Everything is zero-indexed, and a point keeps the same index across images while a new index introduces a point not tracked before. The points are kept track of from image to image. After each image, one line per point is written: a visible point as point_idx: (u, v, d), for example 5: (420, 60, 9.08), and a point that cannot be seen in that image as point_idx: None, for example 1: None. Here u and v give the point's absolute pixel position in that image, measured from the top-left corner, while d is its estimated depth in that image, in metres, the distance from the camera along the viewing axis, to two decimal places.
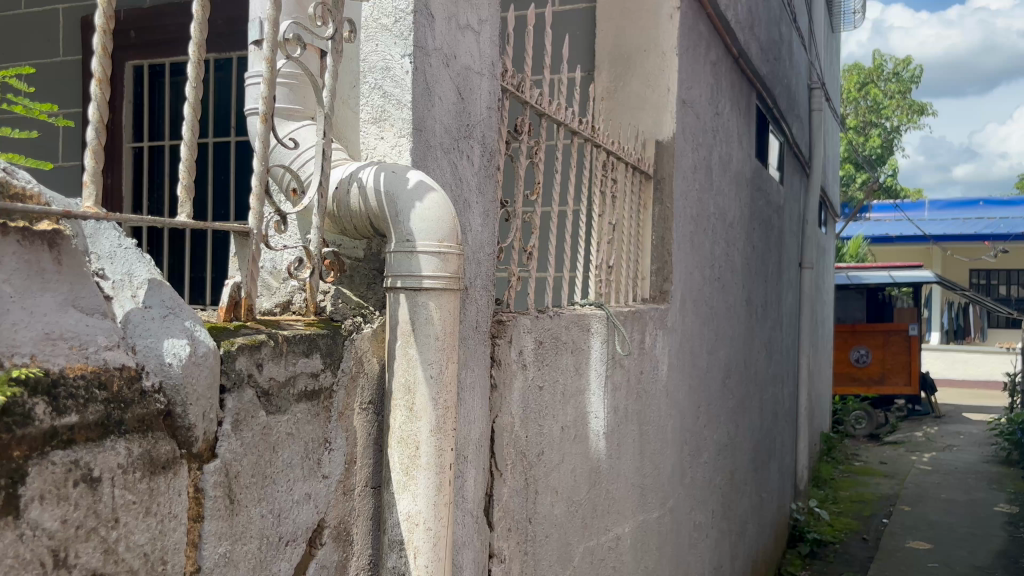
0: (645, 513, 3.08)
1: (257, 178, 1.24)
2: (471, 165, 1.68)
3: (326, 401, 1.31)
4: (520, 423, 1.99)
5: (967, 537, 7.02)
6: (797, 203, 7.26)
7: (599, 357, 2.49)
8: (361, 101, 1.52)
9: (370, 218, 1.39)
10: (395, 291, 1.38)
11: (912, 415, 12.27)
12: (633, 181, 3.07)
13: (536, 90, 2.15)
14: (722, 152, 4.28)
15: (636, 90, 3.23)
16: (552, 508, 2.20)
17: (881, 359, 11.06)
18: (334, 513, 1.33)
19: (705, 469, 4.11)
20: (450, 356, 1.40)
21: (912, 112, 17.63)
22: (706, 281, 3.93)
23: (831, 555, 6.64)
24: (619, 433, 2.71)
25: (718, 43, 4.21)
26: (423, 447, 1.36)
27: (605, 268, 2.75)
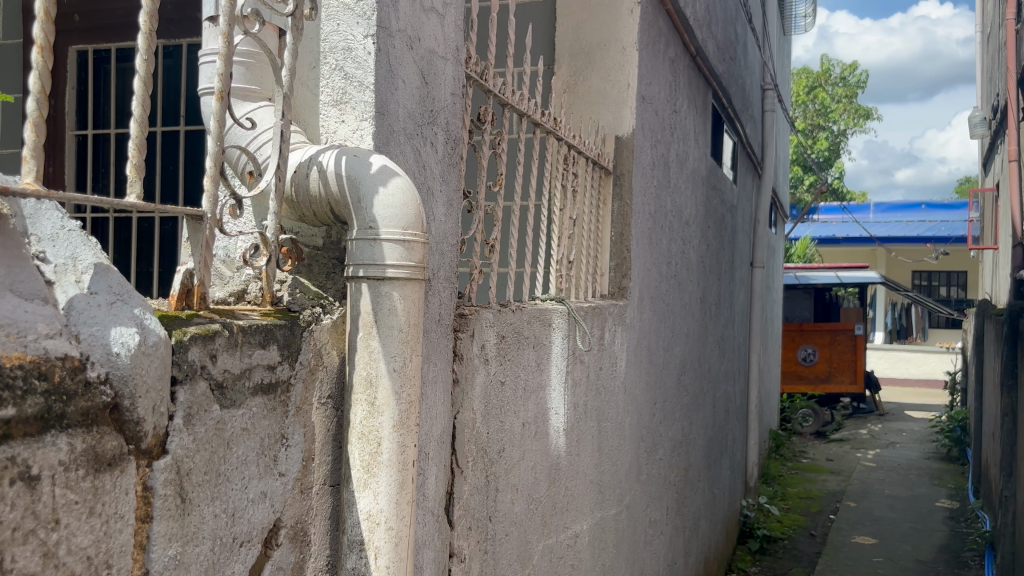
0: (603, 510, 3.06)
1: (213, 159, 1.17)
2: (434, 153, 1.63)
3: (283, 394, 1.24)
4: (481, 419, 1.95)
5: (910, 532, 7.16)
6: (749, 203, 7.32)
7: (560, 352, 2.46)
8: (321, 83, 1.46)
9: (330, 204, 1.33)
10: (357, 281, 1.32)
11: (857, 413, 12.50)
12: (593, 176, 3.04)
13: (499, 80, 2.11)
14: (679, 149, 4.27)
15: (596, 85, 3.20)
16: (512, 506, 2.16)
17: (827, 358, 11.25)
18: (291, 512, 1.27)
19: (661, 466, 4.11)
20: (413, 349, 1.35)
21: (858, 117, 17.99)
22: (662, 278, 3.93)
23: (779, 551, 6.73)
24: (578, 429, 2.68)
25: (677, 41, 4.21)
26: (385, 443, 1.30)
27: (566, 263, 2.72)
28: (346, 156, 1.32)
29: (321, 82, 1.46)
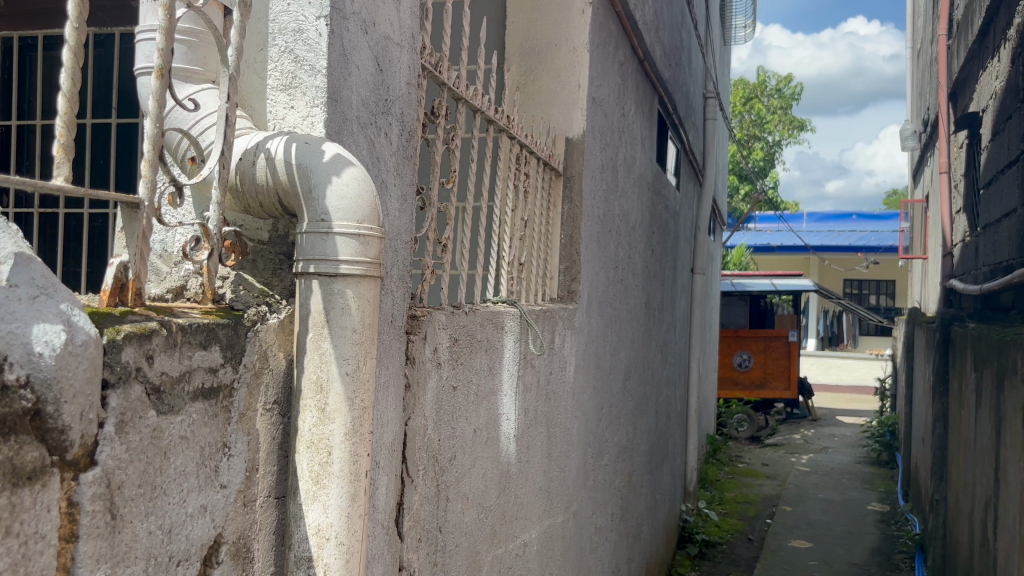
0: (551, 519, 2.99)
1: (150, 142, 1.07)
2: (389, 144, 1.55)
3: (225, 400, 1.14)
4: (433, 426, 1.87)
5: (844, 536, 7.27)
6: (690, 210, 7.37)
7: (511, 356, 2.39)
8: (270, 66, 1.37)
9: (278, 194, 1.24)
10: (307, 277, 1.23)
11: (791, 418, 12.73)
12: (544, 178, 2.98)
13: (452, 73, 2.03)
14: (627, 154, 4.25)
15: (546, 85, 3.15)
16: (462, 516, 2.08)
17: (762, 364, 11.43)
18: (233, 527, 1.17)
19: (606, 472, 4.07)
20: (368, 351, 1.26)
21: (792, 128, 18.39)
22: (610, 283, 3.90)
23: (718, 555, 6.77)
24: (528, 435, 2.62)
25: (625, 44, 4.18)
26: (336, 452, 1.21)
27: (516, 265, 2.66)
28: (296, 143, 1.22)
29: (270, 65, 1.37)
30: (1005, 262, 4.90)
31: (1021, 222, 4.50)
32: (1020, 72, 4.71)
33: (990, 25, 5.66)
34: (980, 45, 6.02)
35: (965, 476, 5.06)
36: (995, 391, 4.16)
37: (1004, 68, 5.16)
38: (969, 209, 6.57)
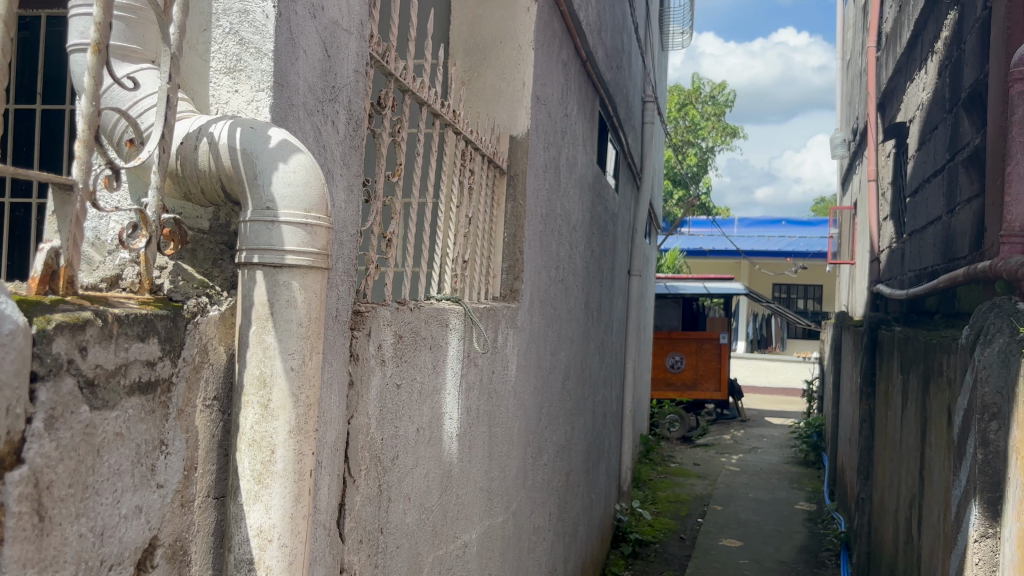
0: (491, 518, 2.96)
1: (85, 121, 1.01)
2: (336, 133, 1.50)
3: (163, 395, 1.09)
4: (376, 424, 1.83)
5: (773, 534, 7.41)
6: (627, 212, 7.41)
7: (454, 354, 2.37)
8: (212, 48, 1.32)
9: (222, 181, 1.18)
10: (251, 267, 1.18)
11: (721, 419, 12.95)
12: (487, 175, 2.95)
13: (400, 65, 2.00)
14: (569, 154, 4.26)
15: (491, 82, 3.12)
16: (404, 516, 2.04)
17: (693, 365, 11.61)
18: (169, 529, 1.12)
19: (545, 471, 4.06)
20: (314, 346, 1.21)
21: (725, 134, 18.73)
22: (551, 282, 3.89)
23: (651, 555, 6.83)
24: (469, 434, 2.60)
25: (569, 45, 4.18)
26: (278, 452, 1.16)
27: (460, 262, 2.62)
28: (241, 127, 1.17)
29: (213, 46, 1.31)
30: (931, 268, 5.05)
31: (946, 228, 4.65)
32: (946, 83, 4.86)
33: (919, 37, 5.83)
34: (908, 57, 6.20)
35: (890, 475, 5.20)
36: (921, 391, 4.28)
37: (932, 80, 5.32)
38: (896, 216, 6.76)
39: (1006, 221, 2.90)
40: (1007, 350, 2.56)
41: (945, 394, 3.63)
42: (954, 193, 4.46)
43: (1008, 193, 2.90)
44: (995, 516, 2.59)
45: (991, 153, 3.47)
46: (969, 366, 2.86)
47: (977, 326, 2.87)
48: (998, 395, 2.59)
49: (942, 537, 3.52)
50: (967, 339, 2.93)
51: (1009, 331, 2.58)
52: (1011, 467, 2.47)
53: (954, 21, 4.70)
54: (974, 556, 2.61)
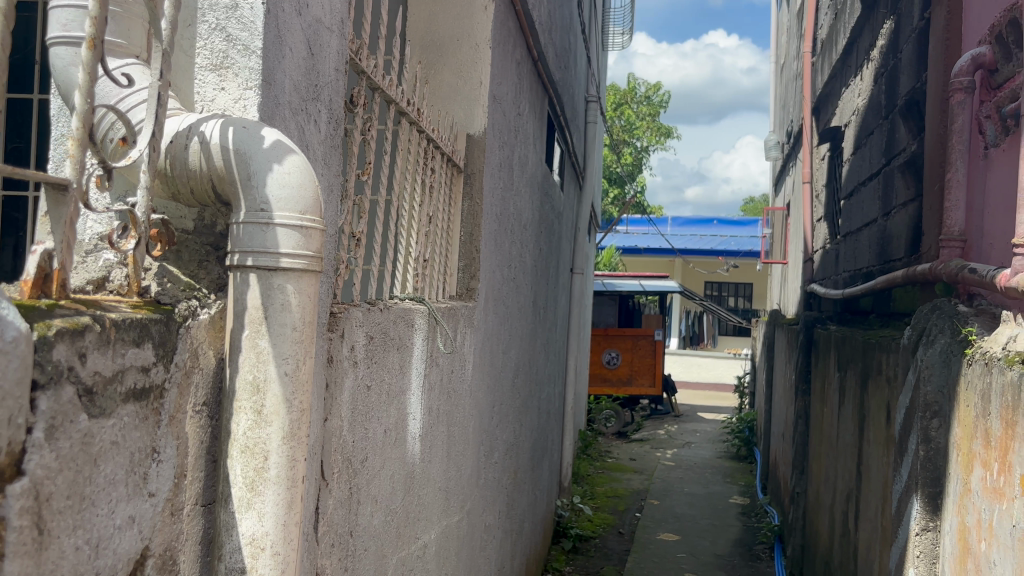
0: (448, 518, 2.96)
1: (80, 119, 0.97)
2: (317, 132, 1.47)
3: (156, 401, 1.05)
4: (348, 426, 1.81)
5: (709, 528, 7.56)
6: (571, 210, 7.44)
7: (419, 354, 2.37)
8: (198, 45, 1.28)
9: (212, 182, 1.16)
10: (244, 270, 1.16)
11: (655, 414, 13.13)
12: (445, 173, 2.93)
13: (371, 63, 1.97)
14: (520, 153, 4.25)
15: (449, 80, 3.10)
16: (371, 518, 2.02)
17: (629, 361, 11.75)
18: (160, 539, 1.09)
19: (495, 470, 4.06)
20: (307, 350, 1.20)
21: (659, 134, 18.96)
22: (504, 281, 3.89)
23: (591, 550, 6.90)
24: (430, 435, 2.59)
25: (522, 43, 4.18)
26: (272, 458, 1.14)
27: (421, 261, 2.61)
28: (233, 127, 1.14)
29: (199, 42, 1.28)
30: (866, 268, 5.21)
31: (881, 230, 4.80)
32: (883, 89, 5.00)
33: (854, 44, 6.00)
34: (844, 63, 6.38)
35: (826, 469, 5.36)
36: (859, 389, 4.40)
37: (867, 86, 5.48)
38: (829, 217, 6.94)
39: (945, 225, 3.00)
40: (948, 351, 2.65)
41: (884, 391, 3.75)
42: (890, 196, 4.60)
43: (947, 198, 3.00)
44: (935, 510, 2.68)
45: (928, 159, 3.59)
46: (910, 366, 2.94)
47: (920, 326, 2.94)
48: (939, 393, 2.68)
49: (880, 530, 3.64)
50: (908, 339, 3.01)
51: (951, 332, 2.67)
52: (952, 462, 2.57)
53: (890, 31, 4.85)
54: (916, 549, 2.70)
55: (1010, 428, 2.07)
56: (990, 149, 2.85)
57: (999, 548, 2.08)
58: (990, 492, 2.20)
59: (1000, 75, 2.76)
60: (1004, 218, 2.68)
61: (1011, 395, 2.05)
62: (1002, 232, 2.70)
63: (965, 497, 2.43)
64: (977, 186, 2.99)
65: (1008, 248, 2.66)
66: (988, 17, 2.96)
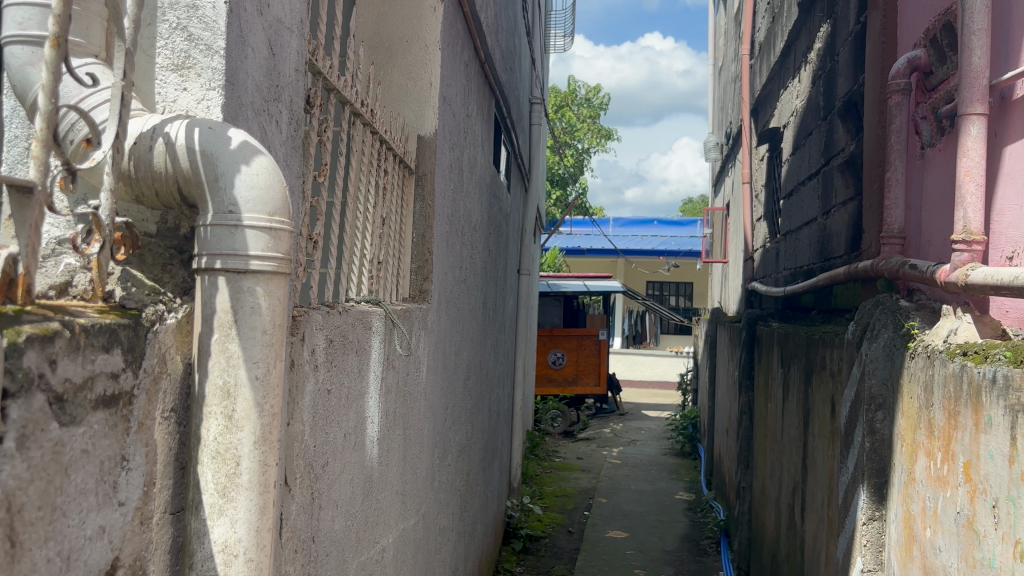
0: (404, 522, 2.94)
1: (44, 119, 0.95)
2: (279, 132, 1.46)
3: (125, 409, 1.03)
4: (309, 431, 1.79)
5: (656, 524, 7.65)
6: (517, 212, 7.45)
7: (376, 357, 2.37)
8: (159, 44, 1.26)
9: (179, 183, 1.14)
10: (211, 273, 1.14)
11: (601, 413, 13.23)
12: (397, 175, 2.91)
13: (325, 64, 1.95)
14: (469, 154, 4.23)
15: (399, 81, 3.08)
16: (332, 523, 2.00)
17: (574, 361, 11.82)
18: (130, 549, 1.06)
19: (448, 473, 4.04)
20: (276, 353, 1.18)
21: (600, 136, 19.10)
22: (455, 283, 3.88)
23: (542, 549, 6.91)
24: (387, 438, 2.58)
25: (469, 45, 4.16)
26: (244, 464, 1.12)
27: (375, 262, 2.59)
28: (199, 128, 1.13)
29: (159, 41, 1.26)
30: (806, 266, 5.33)
31: (821, 229, 4.91)
32: (820, 91, 5.11)
33: (792, 47, 6.13)
34: (781, 66, 6.52)
35: (771, 463, 5.47)
36: (802, 384, 4.50)
37: (805, 88, 5.61)
38: (768, 217, 7.08)
39: (885, 223, 3.09)
40: (891, 345, 2.72)
41: (828, 385, 3.84)
42: (829, 196, 4.71)
43: (887, 197, 3.08)
44: (880, 499, 2.76)
45: (867, 158, 3.68)
46: (855, 360, 3.01)
47: (863, 322, 3.02)
48: (883, 386, 2.75)
49: (826, 521, 3.73)
50: (852, 334, 3.08)
51: (894, 326, 2.74)
52: (897, 453, 2.65)
53: (827, 34, 4.97)
54: (863, 538, 2.77)
55: (953, 419, 2.14)
56: (926, 149, 2.95)
57: (944, 535, 2.15)
58: (934, 481, 2.27)
59: (935, 77, 2.85)
60: (942, 216, 2.77)
61: (954, 387, 2.12)
62: (940, 229, 2.79)
63: (910, 486, 2.50)
64: (915, 185, 3.07)
65: (946, 245, 2.75)
66: (923, 20, 3.06)
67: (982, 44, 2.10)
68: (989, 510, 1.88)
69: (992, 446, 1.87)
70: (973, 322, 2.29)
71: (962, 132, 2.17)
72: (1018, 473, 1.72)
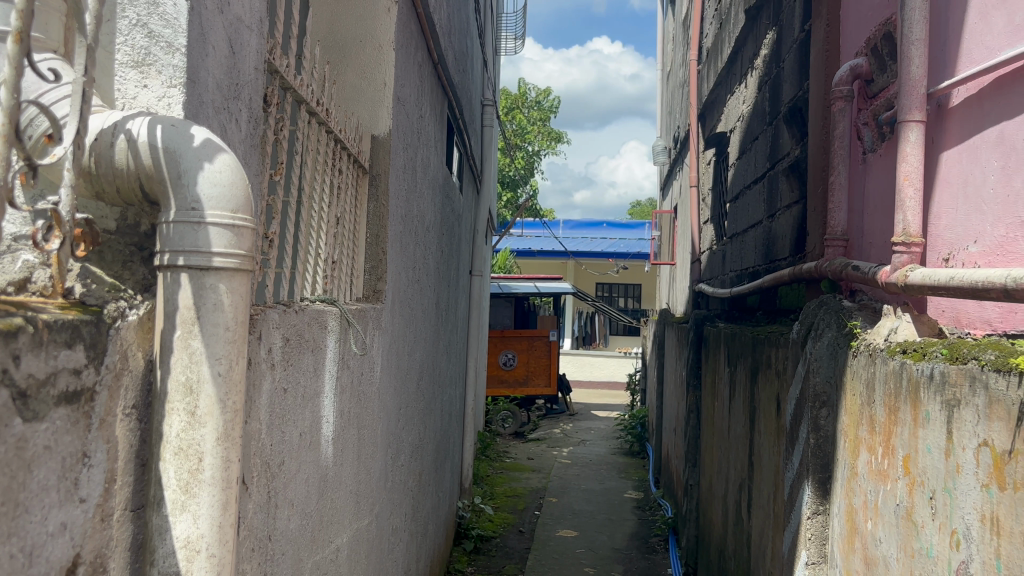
0: (359, 521, 2.94)
1: (5, 114, 0.94)
2: (239, 131, 1.46)
3: (87, 405, 1.03)
4: (266, 430, 1.79)
5: (606, 523, 7.72)
6: (469, 213, 7.46)
7: (332, 356, 2.37)
8: (118, 40, 1.26)
9: (141, 180, 1.14)
10: (174, 270, 1.15)
11: (551, 413, 13.30)
12: (351, 175, 2.90)
13: (282, 63, 1.95)
14: (422, 155, 4.24)
15: (352, 81, 3.08)
16: (288, 522, 2.00)
17: (524, 362, 11.87)
18: (91, 546, 1.06)
19: (401, 473, 4.04)
20: (238, 351, 1.21)
21: (550, 139, 19.18)
22: (408, 283, 3.88)
23: (492, 550, 6.91)
24: (342, 437, 2.58)
25: (423, 46, 4.17)
26: (206, 459, 1.14)
27: (329, 262, 2.60)
28: (162, 124, 1.14)
29: (119, 38, 1.26)
30: (752, 268, 5.45)
31: (766, 231, 5.03)
32: (766, 96, 5.23)
33: (738, 53, 6.26)
34: (728, 72, 6.66)
35: (718, 461, 5.57)
36: (749, 383, 4.60)
37: (751, 94, 5.74)
38: (714, 219, 7.21)
39: (829, 225, 3.17)
40: (835, 344, 2.80)
41: (773, 384, 3.94)
42: (774, 199, 4.83)
43: (830, 200, 3.17)
44: (824, 494, 2.84)
45: (811, 163, 3.78)
46: (800, 359, 3.08)
47: (808, 322, 3.10)
48: (827, 384, 2.83)
49: (772, 517, 3.82)
50: (797, 334, 3.16)
51: (837, 325, 2.82)
52: (840, 448, 2.73)
53: (773, 41, 5.10)
54: (808, 532, 2.85)
55: (893, 415, 2.21)
56: (868, 155, 3.05)
57: (884, 527, 2.23)
58: (876, 475, 2.35)
59: (876, 85, 2.95)
60: (883, 219, 2.86)
61: (894, 383, 2.20)
62: (881, 231, 2.88)
63: (852, 480, 2.59)
64: (857, 189, 3.17)
65: (887, 246, 2.84)
66: (865, 29, 3.15)
67: (920, 53, 2.19)
68: (926, 502, 1.96)
69: (929, 440, 1.95)
70: (912, 321, 2.36)
71: (902, 138, 2.25)
72: (954, 466, 1.80)
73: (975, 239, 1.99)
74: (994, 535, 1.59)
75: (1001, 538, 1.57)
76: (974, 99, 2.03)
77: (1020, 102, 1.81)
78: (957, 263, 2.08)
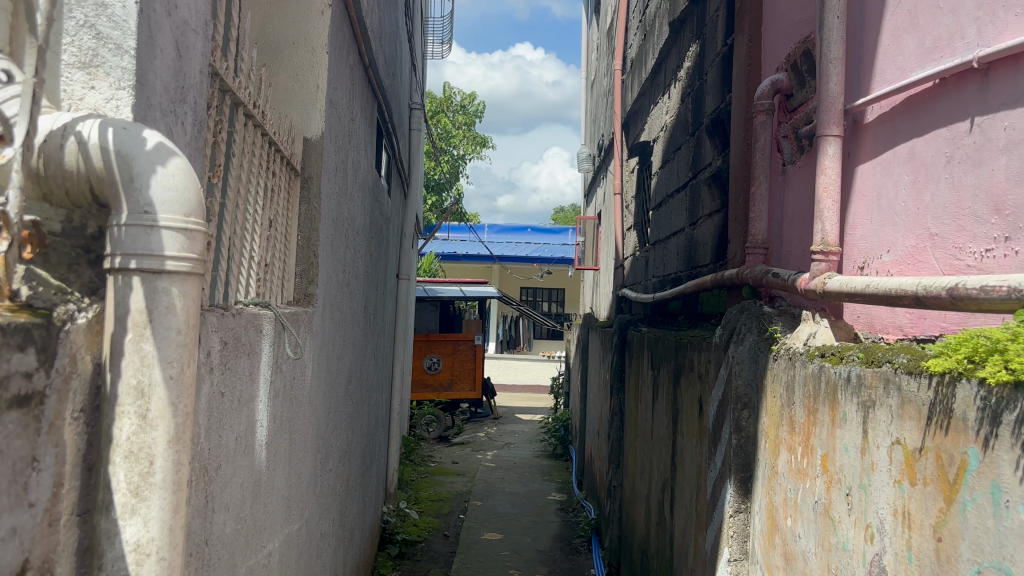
0: (289, 525, 2.93)
1: None
2: (183, 134, 1.46)
3: (37, 408, 1.02)
4: (204, 433, 1.78)
5: (530, 525, 7.79)
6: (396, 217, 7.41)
7: (266, 359, 2.36)
8: (64, 41, 1.25)
9: (91, 181, 1.15)
10: (126, 273, 1.16)
11: (475, 417, 13.33)
12: (283, 177, 2.88)
13: (221, 64, 1.94)
14: (353, 158, 4.22)
15: (284, 83, 3.06)
16: (223, 526, 1.98)
17: (449, 366, 11.88)
18: (38, 551, 1.04)
19: (328, 478, 4.01)
20: (188, 355, 1.22)
21: (475, 144, 19.22)
22: (339, 286, 3.87)
23: (418, 554, 6.88)
24: (275, 441, 2.57)
25: (354, 49, 4.16)
26: (157, 463, 1.16)
27: (262, 265, 2.58)
28: (113, 127, 1.14)
29: (65, 38, 1.25)
30: (674, 273, 5.60)
31: (688, 239, 5.18)
32: (689, 106, 5.37)
33: (661, 64, 6.42)
34: (651, 82, 6.81)
35: (641, 462, 5.69)
36: (671, 385, 4.72)
37: (674, 105, 5.89)
38: (637, 226, 7.37)
39: (750, 233, 3.29)
40: (755, 348, 2.91)
41: (696, 387, 4.05)
42: (696, 207, 4.97)
43: (751, 210, 3.29)
44: (745, 493, 2.94)
45: (733, 173, 3.90)
46: (722, 362, 3.18)
47: (730, 326, 3.20)
48: (748, 386, 2.93)
49: (694, 516, 3.93)
50: (719, 337, 3.26)
51: (758, 330, 2.93)
52: (761, 449, 2.83)
53: (696, 54, 5.25)
54: (730, 530, 2.94)
55: (812, 415, 2.32)
56: (787, 166, 3.17)
57: (803, 523, 2.34)
58: (795, 473, 2.46)
59: (795, 100, 3.08)
60: (801, 227, 2.99)
61: (813, 385, 2.31)
62: (799, 239, 3.01)
63: (773, 479, 2.69)
64: (777, 199, 3.29)
65: (805, 254, 2.97)
66: (785, 45, 3.29)
67: (838, 71, 2.30)
68: (843, 499, 2.07)
69: (845, 439, 2.06)
70: (829, 326, 2.47)
71: (821, 151, 2.36)
72: (869, 463, 1.90)
73: (887, 249, 2.12)
74: (905, 527, 1.70)
75: (912, 530, 1.67)
76: (886, 116, 2.15)
77: (929, 120, 1.93)
78: (871, 271, 2.20)
